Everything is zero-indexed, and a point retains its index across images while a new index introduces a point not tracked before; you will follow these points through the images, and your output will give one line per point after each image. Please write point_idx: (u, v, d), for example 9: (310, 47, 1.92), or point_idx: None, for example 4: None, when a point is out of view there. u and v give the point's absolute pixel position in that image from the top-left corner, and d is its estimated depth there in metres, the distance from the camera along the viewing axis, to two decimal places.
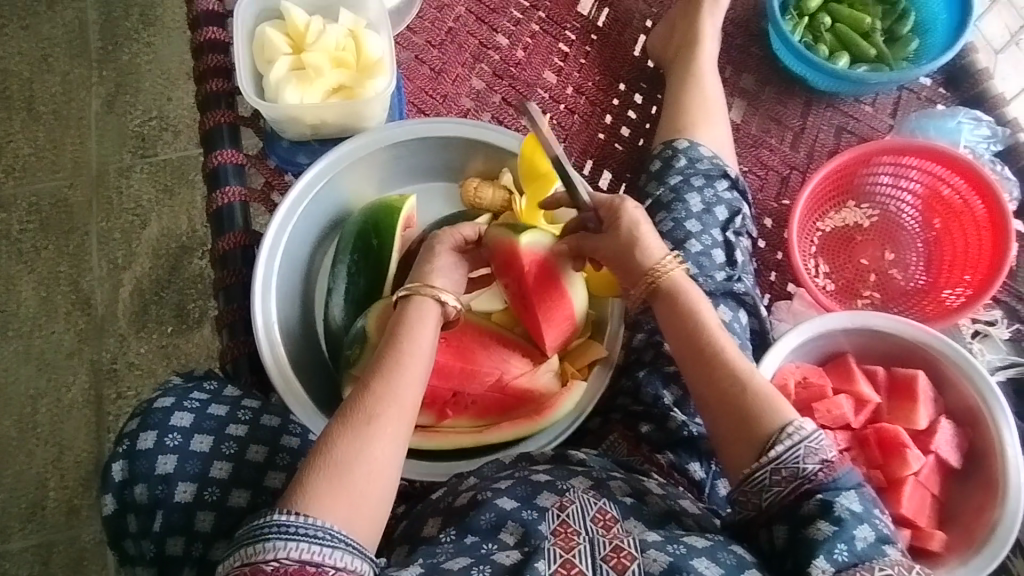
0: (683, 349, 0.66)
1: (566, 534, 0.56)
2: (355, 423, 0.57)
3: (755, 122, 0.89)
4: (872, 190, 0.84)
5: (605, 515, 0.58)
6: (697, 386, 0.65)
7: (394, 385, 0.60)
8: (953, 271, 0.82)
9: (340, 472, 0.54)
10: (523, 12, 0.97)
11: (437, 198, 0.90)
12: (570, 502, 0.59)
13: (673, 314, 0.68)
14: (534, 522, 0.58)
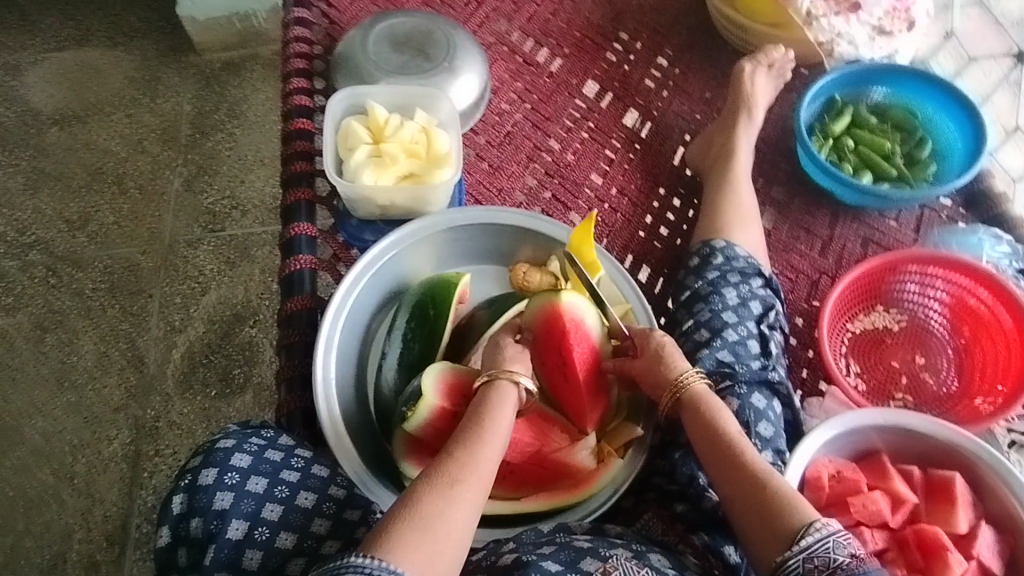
0: (708, 451, 0.69)
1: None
2: (440, 484, 0.61)
3: (786, 229, 1.01)
4: (902, 298, 0.92)
5: None
6: (722, 487, 0.67)
7: (476, 455, 0.64)
8: (983, 377, 0.87)
9: (421, 522, 0.57)
10: (574, 121, 1.13)
11: (488, 279, 0.99)
12: (613, 568, 0.63)
13: (698, 421, 0.71)
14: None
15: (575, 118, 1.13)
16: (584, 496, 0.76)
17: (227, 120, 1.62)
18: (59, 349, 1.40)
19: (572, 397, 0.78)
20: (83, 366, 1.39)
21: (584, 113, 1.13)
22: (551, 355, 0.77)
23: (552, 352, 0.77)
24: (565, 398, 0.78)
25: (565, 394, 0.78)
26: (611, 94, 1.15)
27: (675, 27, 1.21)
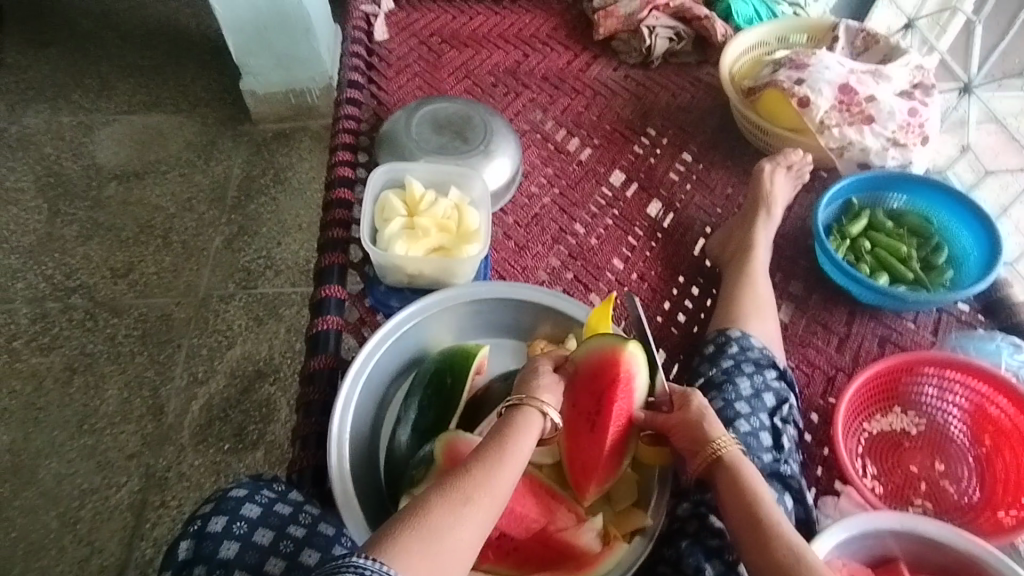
0: (740, 518, 0.70)
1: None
2: (454, 498, 0.62)
3: (802, 324, 1.02)
4: (919, 401, 0.91)
5: None
6: (752, 554, 0.68)
7: (495, 475, 0.65)
8: (1005, 489, 0.85)
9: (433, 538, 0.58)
10: (600, 207, 1.18)
11: (505, 352, 1.01)
12: None
13: (730, 484, 0.73)
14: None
15: (601, 205, 1.18)
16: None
17: (272, 185, 1.73)
18: (85, 391, 1.44)
19: (590, 446, 0.77)
20: (105, 411, 1.42)
21: (609, 201, 1.19)
22: (586, 394, 0.78)
23: (590, 390, 0.77)
24: (582, 448, 0.78)
25: (584, 441, 0.78)
26: (636, 184, 1.21)
27: (701, 127, 1.28)
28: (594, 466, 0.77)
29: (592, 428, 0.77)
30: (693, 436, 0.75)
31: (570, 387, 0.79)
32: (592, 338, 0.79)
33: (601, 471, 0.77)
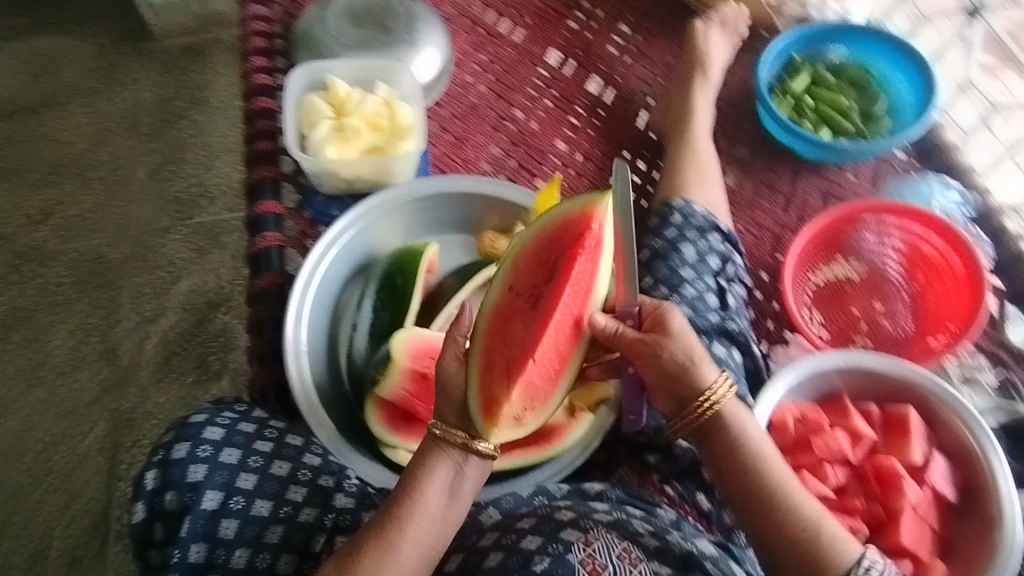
0: (744, 492, 0.65)
1: (594, 566, 0.60)
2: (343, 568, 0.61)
3: (748, 186, 1.03)
4: (860, 248, 0.94)
5: (630, 553, 0.63)
6: (758, 529, 0.63)
7: (420, 525, 0.63)
8: (938, 320, 0.90)
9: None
10: (537, 90, 1.13)
11: (455, 248, 0.99)
12: (595, 538, 0.63)
13: (729, 454, 0.66)
14: (562, 552, 0.62)
15: (538, 87, 1.13)
16: (559, 450, 0.78)
17: (191, 105, 1.58)
18: (28, 345, 1.38)
19: (525, 328, 0.66)
20: (53, 362, 1.37)
21: (548, 82, 1.13)
22: (535, 269, 0.70)
23: (540, 260, 0.70)
24: (514, 335, 0.66)
25: (515, 327, 0.67)
26: (575, 60, 1.15)
27: None
28: (518, 363, 0.64)
29: (533, 309, 0.67)
30: (678, 392, 0.67)
31: (520, 262, 0.71)
32: (570, 198, 0.71)
33: (528, 370, 0.64)
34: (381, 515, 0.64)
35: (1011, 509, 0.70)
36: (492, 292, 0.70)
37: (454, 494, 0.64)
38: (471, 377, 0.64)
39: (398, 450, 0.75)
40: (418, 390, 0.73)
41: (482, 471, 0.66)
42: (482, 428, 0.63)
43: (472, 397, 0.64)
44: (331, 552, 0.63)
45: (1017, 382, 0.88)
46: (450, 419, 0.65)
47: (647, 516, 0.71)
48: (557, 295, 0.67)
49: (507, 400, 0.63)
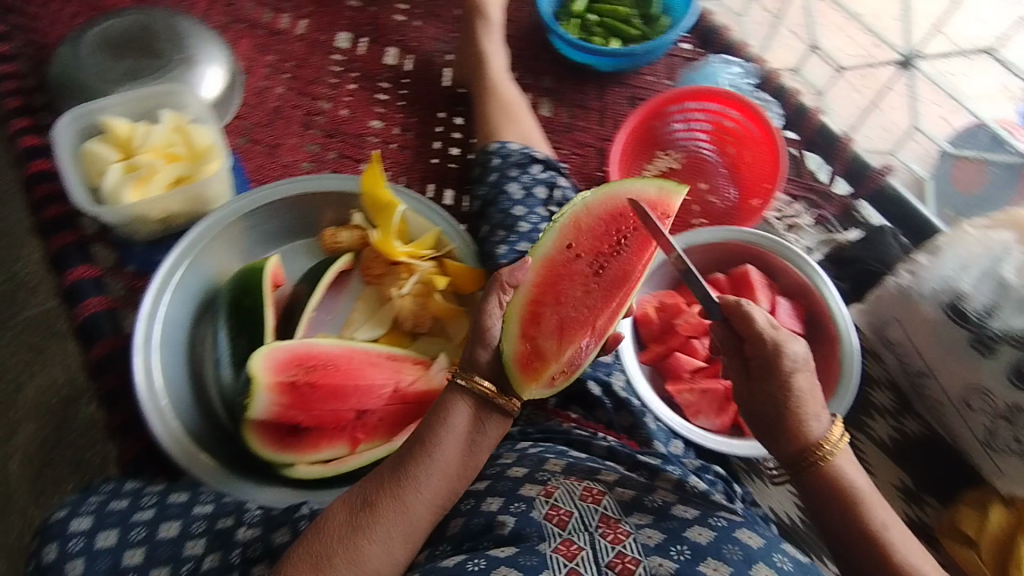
0: (832, 517, 0.60)
1: (559, 515, 0.62)
2: (358, 514, 0.60)
3: (564, 112, 1.07)
4: (673, 138, 1.02)
5: (592, 490, 0.65)
6: (842, 541, 0.60)
7: (433, 471, 0.62)
8: (754, 181, 0.97)
9: (322, 558, 0.58)
10: (337, 76, 1.09)
11: (299, 255, 0.96)
12: (555, 487, 0.65)
13: (829, 490, 0.60)
14: (526, 511, 0.63)
15: (337, 73, 1.09)
16: None
17: None
18: None
19: (583, 294, 0.72)
20: None
21: (346, 66, 1.10)
22: (599, 235, 0.74)
23: (599, 230, 0.74)
24: (570, 297, 0.71)
25: (566, 286, 0.71)
26: (366, 37, 1.12)
27: None
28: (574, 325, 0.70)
29: (594, 277, 0.72)
30: (789, 431, 0.60)
31: (580, 223, 0.74)
32: (633, 177, 0.76)
33: (580, 332, 0.70)
34: (395, 465, 0.63)
35: (845, 322, 0.80)
36: (545, 244, 0.73)
37: (471, 444, 0.64)
38: (510, 328, 0.67)
39: (297, 466, 0.75)
40: (291, 401, 0.75)
41: (500, 428, 0.66)
42: (520, 381, 0.66)
43: (509, 343, 0.66)
44: (339, 505, 0.61)
45: (829, 217, 0.98)
46: (479, 368, 0.66)
47: (591, 453, 0.73)
48: (617, 270, 0.73)
49: (554, 359, 0.68)
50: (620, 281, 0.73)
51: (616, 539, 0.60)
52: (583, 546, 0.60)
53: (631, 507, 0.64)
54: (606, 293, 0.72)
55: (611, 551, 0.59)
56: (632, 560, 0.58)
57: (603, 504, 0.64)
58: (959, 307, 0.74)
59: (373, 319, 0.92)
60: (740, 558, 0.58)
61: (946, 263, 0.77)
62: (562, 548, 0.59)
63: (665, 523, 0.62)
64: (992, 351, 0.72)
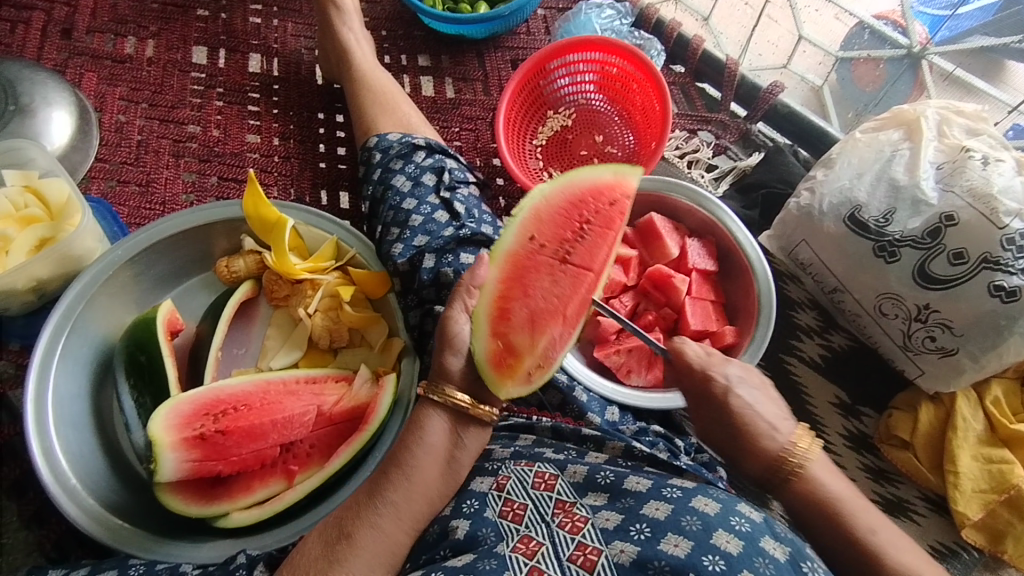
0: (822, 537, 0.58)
1: (514, 510, 0.58)
2: (332, 539, 0.59)
3: (448, 87, 1.05)
4: (560, 96, 0.99)
5: (544, 476, 0.61)
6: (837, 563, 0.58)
7: (403, 489, 0.61)
8: (647, 126, 0.96)
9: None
10: (201, 95, 1.03)
11: (197, 293, 0.90)
12: (506, 479, 0.61)
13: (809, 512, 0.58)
14: (480, 511, 0.59)
15: (199, 91, 1.03)
16: (377, 426, 0.75)
17: None
18: None
19: (553, 283, 0.66)
20: None
21: (207, 82, 1.04)
22: (561, 222, 0.68)
23: (563, 217, 0.68)
24: (539, 288, 0.65)
25: (533, 278, 0.66)
26: (223, 48, 1.07)
27: None
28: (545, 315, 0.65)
29: (560, 263, 0.67)
30: (750, 452, 0.59)
31: (540, 213, 0.68)
32: (586, 163, 0.71)
33: (554, 323, 0.65)
34: (371, 489, 0.62)
35: (754, 253, 0.79)
36: (506, 239, 0.66)
37: (450, 461, 0.63)
38: (480, 327, 0.63)
39: (230, 515, 0.70)
40: (206, 452, 0.71)
41: (480, 441, 0.65)
42: (494, 380, 0.62)
43: (482, 342, 0.63)
44: (312, 540, 0.60)
45: (727, 144, 0.97)
46: (453, 380, 0.64)
47: (536, 436, 0.70)
48: (584, 253, 0.68)
49: (529, 353, 0.64)
50: (589, 262, 0.68)
51: (574, 528, 0.55)
52: (543, 541, 0.54)
53: (586, 488, 0.60)
54: (574, 279, 0.67)
55: (571, 542, 0.54)
56: (595, 548, 0.53)
57: (557, 490, 0.59)
58: (858, 218, 0.74)
59: (289, 343, 0.86)
60: (699, 528, 0.53)
61: (841, 172, 0.77)
62: (521, 546, 0.54)
63: (621, 504, 0.58)
64: (895, 257, 0.72)
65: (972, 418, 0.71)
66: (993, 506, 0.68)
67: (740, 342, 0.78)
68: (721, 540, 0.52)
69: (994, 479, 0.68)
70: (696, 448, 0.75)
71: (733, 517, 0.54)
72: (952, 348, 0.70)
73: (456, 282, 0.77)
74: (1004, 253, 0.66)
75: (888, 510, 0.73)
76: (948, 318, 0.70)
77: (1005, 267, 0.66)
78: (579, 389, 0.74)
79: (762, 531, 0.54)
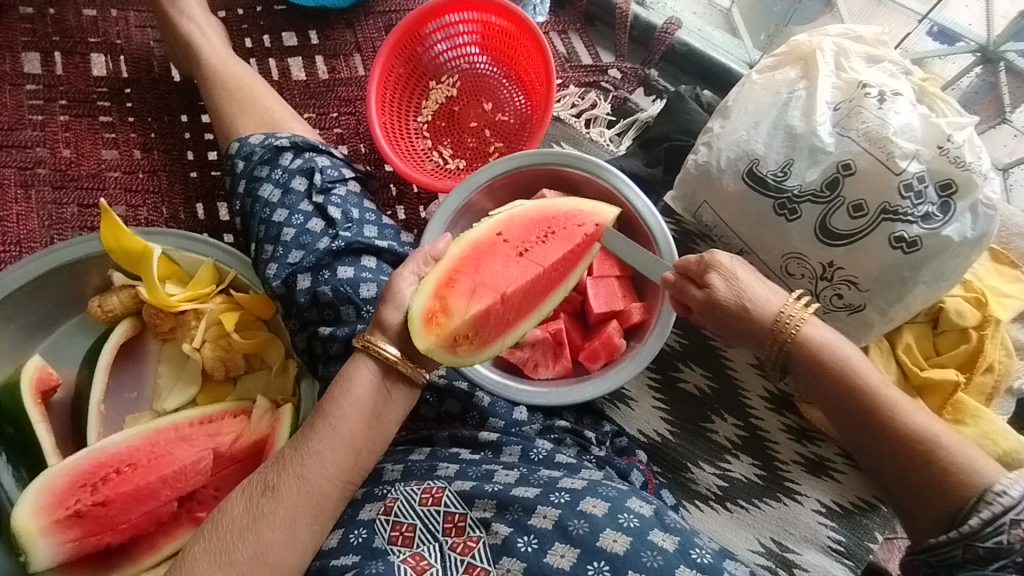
0: (836, 407, 0.55)
1: (403, 533, 0.55)
2: (254, 492, 0.55)
3: (319, 67, 0.95)
4: (440, 63, 0.90)
5: (431, 488, 0.58)
6: (873, 453, 0.54)
7: (324, 443, 0.56)
8: (537, 88, 0.87)
9: (220, 555, 0.51)
10: (42, 110, 0.91)
11: (73, 336, 0.82)
12: (394, 501, 0.58)
13: (816, 379, 0.56)
14: (368, 541, 0.55)
15: (38, 107, 0.91)
16: None
17: None
18: None
19: (506, 267, 0.64)
20: None
21: (46, 94, 0.92)
22: (531, 226, 0.68)
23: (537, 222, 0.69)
24: (491, 268, 0.64)
25: (489, 258, 0.64)
26: (58, 51, 0.94)
27: None
28: (488, 292, 0.62)
29: (517, 253, 0.66)
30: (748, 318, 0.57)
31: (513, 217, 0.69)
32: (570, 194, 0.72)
33: (491, 298, 0.62)
34: (297, 442, 0.57)
35: (654, 223, 0.74)
36: (475, 232, 0.66)
37: (376, 414, 0.58)
38: (429, 283, 0.61)
39: None
40: (86, 529, 0.67)
41: (407, 400, 0.60)
42: (418, 331, 0.58)
43: (421, 298, 0.60)
44: (235, 497, 0.55)
45: (625, 95, 0.90)
46: (388, 333, 0.60)
47: (433, 447, 0.68)
48: (539, 254, 0.66)
49: (460, 319, 0.60)
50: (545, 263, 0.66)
51: (465, 549, 0.53)
52: (433, 560, 0.52)
53: (473, 497, 0.57)
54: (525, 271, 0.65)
55: (460, 564, 0.51)
56: (482, 569, 0.51)
57: (445, 503, 0.56)
58: (755, 173, 0.69)
59: (182, 380, 0.80)
60: (586, 532, 0.51)
61: (737, 123, 0.70)
62: (411, 561, 0.52)
63: (509, 515, 0.54)
64: (796, 214, 0.67)
65: (884, 369, 0.68)
66: None
67: (648, 320, 0.74)
68: (607, 541, 0.50)
69: None
70: (611, 433, 0.74)
71: (622, 514, 0.53)
72: (859, 305, 0.67)
73: (337, 300, 0.71)
74: (902, 201, 0.63)
75: (808, 470, 0.75)
76: (853, 275, 0.66)
77: (905, 216, 0.63)
78: (481, 392, 0.70)
79: (655, 526, 0.52)
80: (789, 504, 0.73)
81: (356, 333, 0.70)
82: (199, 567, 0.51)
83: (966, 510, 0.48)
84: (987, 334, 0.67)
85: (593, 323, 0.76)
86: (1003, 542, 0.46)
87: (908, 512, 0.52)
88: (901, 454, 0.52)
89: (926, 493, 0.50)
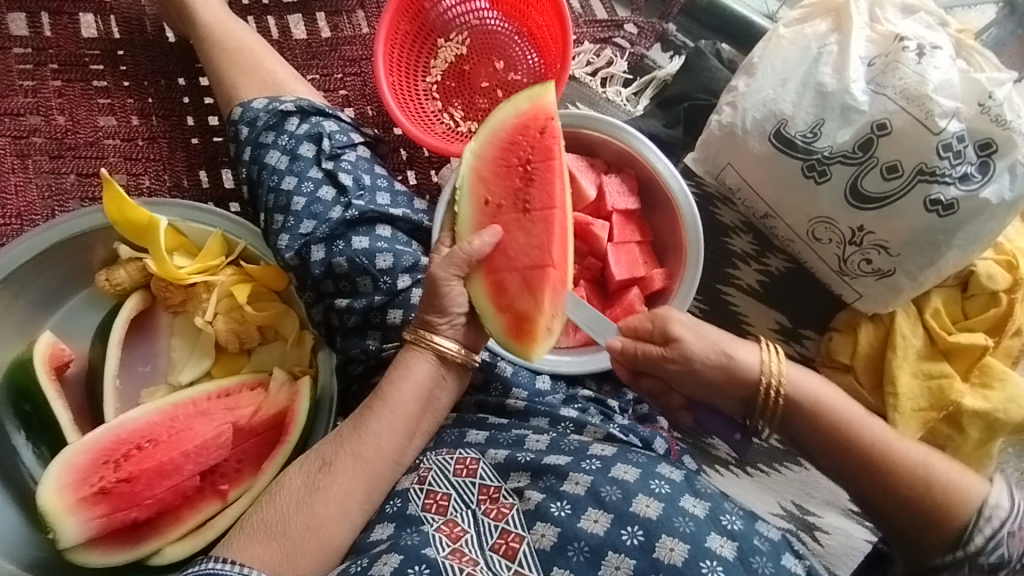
0: (832, 457, 0.54)
1: (438, 501, 0.54)
2: (311, 469, 0.56)
3: (321, 26, 0.90)
4: (449, 19, 0.85)
5: (465, 459, 0.57)
6: (870, 494, 0.53)
7: (379, 427, 0.57)
8: (551, 45, 0.84)
9: (275, 525, 0.52)
10: (34, 76, 0.87)
11: (86, 311, 0.80)
12: (428, 471, 0.57)
13: (810, 429, 0.55)
14: (402, 509, 0.54)
15: (29, 73, 0.87)
16: (299, 434, 0.71)
17: None
18: None
19: (528, 234, 0.59)
20: None
21: (36, 58, 0.88)
22: (504, 173, 0.61)
23: (505, 164, 0.62)
24: (516, 245, 0.59)
25: (508, 237, 0.60)
26: (43, 11, 0.89)
27: None
28: (537, 271, 0.58)
29: (523, 210, 0.60)
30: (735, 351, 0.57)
31: (482, 174, 0.62)
32: (500, 105, 0.64)
33: (551, 277, 0.58)
34: (355, 421, 0.58)
35: (677, 186, 0.71)
36: (463, 216, 0.61)
37: (430, 401, 0.60)
38: (484, 307, 0.59)
39: (163, 550, 0.68)
40: (112, 505, 0.67)
41: (458, 386, 0.62)
42: (520, 351, 0.58)
43: (491, 321, 0.59)
44: (292, 471, 0.56)
45: (642, 52, 0.87)
46: (438, 329, 0.60)
47: (457, 415, 0.66)
48: (541, 192, 0.60)
49: (540, 311, 0.58)
50: (551, 199, 0.59)
51: (499, 515, 0.52)
52: (467, 528, 0.52)
53: (508, 468, 0.56)
54: (546, 222, 0.59)
55: (495, 531, 0.51)
56: (517, 536, 0.51)
57: (479, 475, 0.56)
58: (783, 134, 0.66)
59: (196, 352, 0.79)
60: (619, 498, 0.51)
61: (764, 81, 0.67)
62: (445, 529, 0.52)
63: (542, 482, 0.54)
64: (825, 177, 0.65)
65: (911, 334, 0.68)
66: (932, 423, 0.67)
67: (671, 285, 0.72)
68: (640, 506, 0.50)
69: (933, 395, 0.67)
70: (633, 401, 0.72)
71: (654, 481, 0.52)
72: (889, 270, 0.66)
73: (353, 272, 0.69)
74: (939, 161, 0.60)
75: None
76: (883, 239, 0.65)
77: (942, 177, 0.61)
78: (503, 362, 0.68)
79: (687, 492, 0.52)
80: (811, 468, 0.73)
81: (374, 305, 0.69)
82: (255, 536, 0.52)
83: (967, 530, 0.49)
84: (1017, 297, 0.66)
85: (614, 290, 0.74)
86: (1004, 557, 0.48)
87: (907, 542, 0.52)
88: (899, 494, 0.52)
89: (921, 524, 0.51)
